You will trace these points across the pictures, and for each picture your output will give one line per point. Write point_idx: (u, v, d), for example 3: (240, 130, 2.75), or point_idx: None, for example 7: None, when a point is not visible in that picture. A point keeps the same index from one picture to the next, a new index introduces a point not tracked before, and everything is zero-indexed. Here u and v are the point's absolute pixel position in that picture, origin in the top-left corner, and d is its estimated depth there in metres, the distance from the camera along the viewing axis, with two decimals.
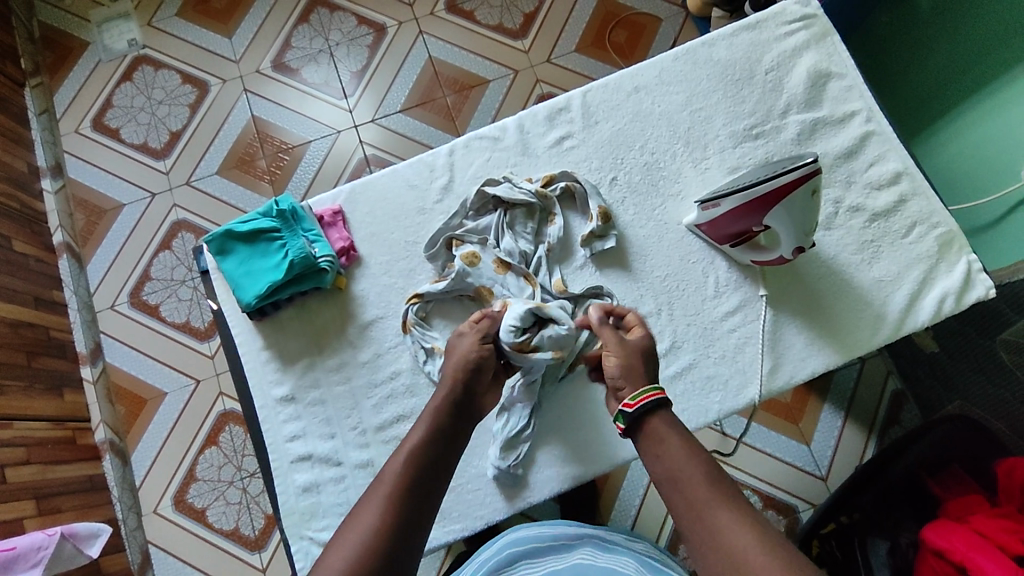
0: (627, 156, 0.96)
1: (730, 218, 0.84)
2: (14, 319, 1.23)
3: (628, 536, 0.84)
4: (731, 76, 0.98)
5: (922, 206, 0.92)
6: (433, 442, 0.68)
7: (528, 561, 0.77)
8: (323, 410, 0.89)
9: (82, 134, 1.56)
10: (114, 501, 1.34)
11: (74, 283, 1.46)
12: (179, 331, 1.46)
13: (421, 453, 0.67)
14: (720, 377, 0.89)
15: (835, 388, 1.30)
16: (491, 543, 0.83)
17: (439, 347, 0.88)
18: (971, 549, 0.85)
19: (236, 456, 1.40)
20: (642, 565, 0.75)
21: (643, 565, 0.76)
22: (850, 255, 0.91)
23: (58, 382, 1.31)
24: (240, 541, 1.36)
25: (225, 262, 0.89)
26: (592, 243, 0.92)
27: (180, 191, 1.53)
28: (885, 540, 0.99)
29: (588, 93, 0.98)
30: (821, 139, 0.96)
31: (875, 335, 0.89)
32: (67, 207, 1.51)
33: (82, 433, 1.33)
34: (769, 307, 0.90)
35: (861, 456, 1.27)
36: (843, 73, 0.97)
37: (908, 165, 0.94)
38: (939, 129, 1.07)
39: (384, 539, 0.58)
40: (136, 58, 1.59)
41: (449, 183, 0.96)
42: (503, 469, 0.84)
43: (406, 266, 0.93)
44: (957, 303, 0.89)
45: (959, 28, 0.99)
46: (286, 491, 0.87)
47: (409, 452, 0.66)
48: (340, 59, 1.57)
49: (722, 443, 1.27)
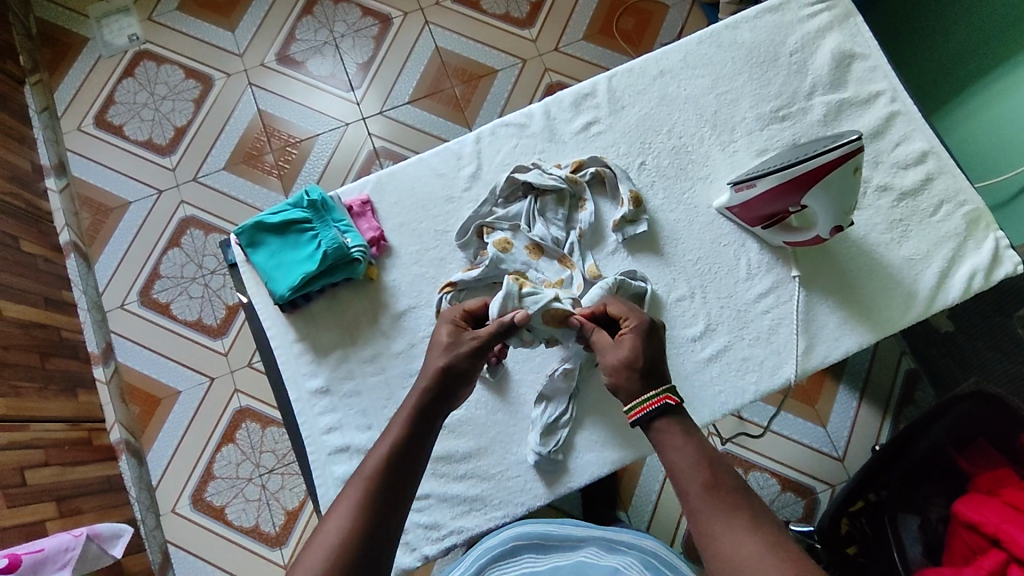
0: (654, 141, 0.96)
1: (765, 200, 0.84)
2: (26, 320, 1.21)
3: (641, 532, 0.84)
4: (756, 59, 0.98)
5: (949, 184, 0.93)
6: (404, 447, 0.65)
7: (534, 557, 0.80)
8: (358, 401, 0.88)
9: (85, 132, 1.53)
10: (132, 501, 1.32)
11: (83, 283, 1.44)
12: (191, 328, 1.44)
13: (398, 453, 0.64)
14: (755, 359, 0.89)
15: (852, 369, 1.32)
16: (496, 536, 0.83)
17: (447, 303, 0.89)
18: (1006, 520, 0.88)
19: (254, 453, 1.39)
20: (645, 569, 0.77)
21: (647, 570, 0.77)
22: (880, 234, 0.92)
23: (71, 382, 1.30)
24: (261, 538, 1.35)
25: (256, 255, 0.88)
26: (623, 228, 0.92)
27: (187, 187, 1.51)
28: (915, 514, 1.01)
29: (613, 78, 0.98)
30: (847, 120, 0.96)
31: (907, 313, 0.90)
32: (72, 206, 1.49)
33: (98, 434, 1.32)
34: (802, 287, 0.91)
35: (878, 436, 1.28)
36: (867, 54, 0.97)
37: (935, 144, 0.94)
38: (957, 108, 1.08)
39: (368, 521, 0.59)
40: (138, 53, 1.57)
41: (476, 170, 0.95)
42: (543, 455, 0.84)
43: (437, 255, 0.92)
44: (986, 279, 0.90)
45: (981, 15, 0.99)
46: (323, 483, 0.87)
47: (402, 425, 0.67)
48: (346, 51, 1.55)
49: (743, 427, 1.28)
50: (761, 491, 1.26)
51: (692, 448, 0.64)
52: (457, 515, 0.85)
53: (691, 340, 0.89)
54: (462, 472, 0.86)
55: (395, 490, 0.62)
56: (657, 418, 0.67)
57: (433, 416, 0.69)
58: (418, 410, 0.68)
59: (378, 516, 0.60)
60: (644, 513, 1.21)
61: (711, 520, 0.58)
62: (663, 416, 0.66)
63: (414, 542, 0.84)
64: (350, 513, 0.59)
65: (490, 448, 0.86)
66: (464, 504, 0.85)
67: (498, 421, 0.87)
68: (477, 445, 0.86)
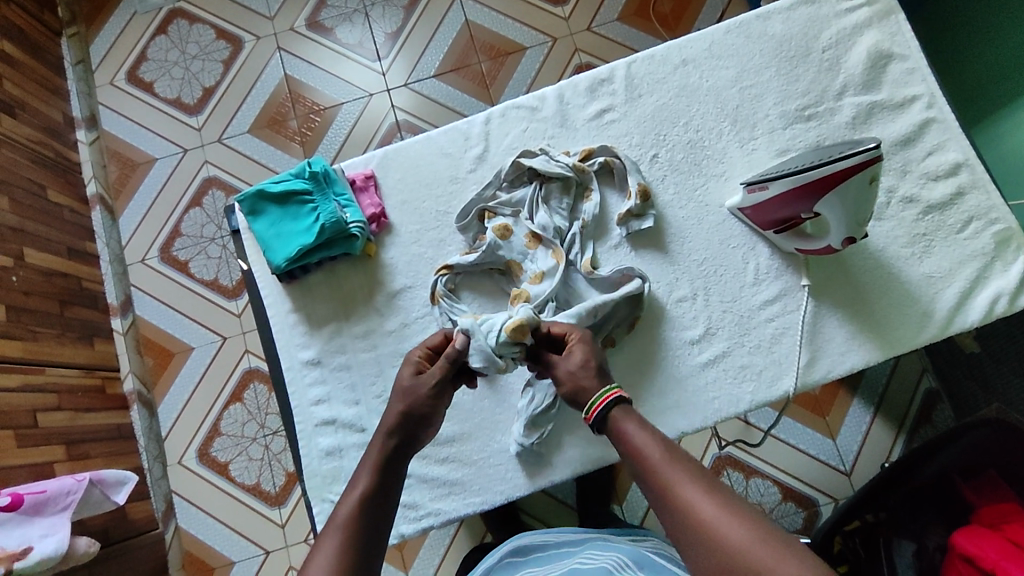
0: (670, 133, 0.92)
1: (777, 203, 0.80)
2: (47, 268, 1.25)
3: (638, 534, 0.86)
4: (786, 53, 0.93)
5: (980, 201, 0.88)
6: (377, 493, 0.62)
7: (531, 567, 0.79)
8: (348, 376, 0.89)
9: (117, 86, 1.56)
10: (140, 450, 1.37)
11: (106, 235, 1.48)
12: (206, 287, 1.47)
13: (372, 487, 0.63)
14: (754, 367, 0.86)
15: (867, 384, 1.27)
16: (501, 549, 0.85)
17: (438, 296, 0.87)
18: (1005, 558, 0.84)
19: (259, 414, 1.42)
20: (637, 561, 0.73)
21: (639, 562, 0.73)
22: (900, 248, 0.87)
23: (89, 331, 1.34)
24: (261, 496, 1.39)
25: (256, 224, 0.88)
26: (628, 222, 0.89)
27: (211, 148, 1.52)
28: (912, 540, 0.98)
29: (633, 64, 0.94)
30: (878, 124, 0.91)
31: (920, 333, 0.85)
32: (100, 159, 1.52)
33: (111, 383, 1.36)
34: (811, 297, 0.87)
35: (887, 454, 1.24)
36: (906, 55, 0.91)
37: (970, 156, 0.88)
38: None
39: (352, 559, 0.56)
40: (172, 11, 1.57)
41: (484, 152, 0.93)
42: (525, 446, 0.83)
43: (436, 236, 0.91)
44: (1010, 304, 0.84)
45: (1017, 21, 0.90)
46: (309, 454, 0.87)
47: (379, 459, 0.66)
48: (375, 19, 1.54)
49: (745, 432, 1.26)
50: (759, 499, 1.24)
51: (647, 430, 0.62)
52: (437, 497, 0.85)
53: (688, 343, 0.87)
54: (445, 456, 0.86)
55: (374, 525, 0.60)
56: (616, 409, 0.65)
57: (404, 458, 0.68)
58: (385, 455, 0.67)
59: (356, 569, 0.56)
60: (636, 510, 1.20)
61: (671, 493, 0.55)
62: (619, 406, 0.65)
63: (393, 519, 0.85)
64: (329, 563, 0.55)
65: (474, 433, 0.86)
66: (445, 487, 0.85)
67: (484, 408, 0.86)
68: (462, 429, 0.86)
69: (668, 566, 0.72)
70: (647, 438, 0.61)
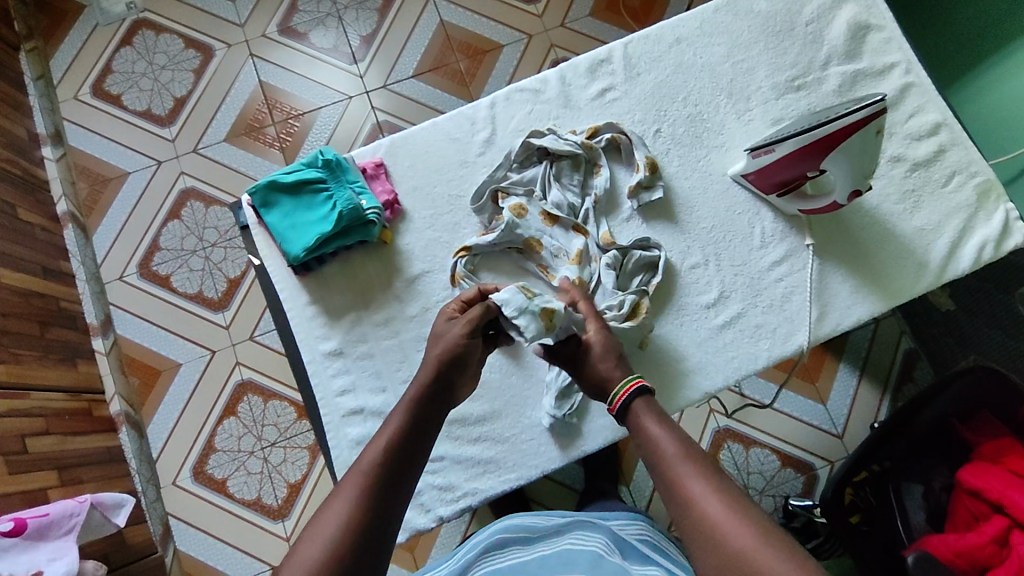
0: (670, 108, 0.96)
1: (784, 164, 0.84)
2: (25, 289, 1.18)
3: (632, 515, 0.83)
4: (772, 28, 0.97)
5: (960, 156, 0.94)
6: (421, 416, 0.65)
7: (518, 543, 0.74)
8: (372, 364, 0.88)
9: (82, 101, 1.50)
10: (133, 473, 1.31)
11: (81, 254, 1.42)
12: (191, 300, 1.43)
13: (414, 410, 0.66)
14: (769, 326, 0.89)
15: (851, 348, 1.32)
16: (488, 531, 0.81)
17: (457, 276, 0.88)
18: (1010, 488, 0.91)
19: (255, 426, 1.38)
20: (625, 553, 0.71)
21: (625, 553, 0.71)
22: (893, 204, 0.92)
23: (71, 352, 1.27)
24: (263, 511, 1.34)
25: (270, 216, 0.87)
26: (639, 194, 0.92)
27: (187, 159, 1.48)
28: (919, 484, 1.01)
29: (629, 44, 0.97)
30: (862, 90, 0.96)
31: (917, 282, 0.91)
32: (69, 176, 1.46)
33: (97, 406, 1.27)
34: (816, 256, 0.91)
35: (876, 414, 1.29)
36: (882, 25, 0.97)
37: (947, 116, 0.95)
38: (951, 93, 1.08)
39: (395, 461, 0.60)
40: (136, 22, 1.53)
41: (491, 136, 0.94)
42: (558, 418, 0.84)
43: (451, 220, 0.92)
44: (996, 250, 0.91)
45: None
46: (336, 446, 0.86)
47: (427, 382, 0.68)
48: (349, 23, 1.53)
49: (746, 402, 1.29)
50: (760, 468, 1.27)
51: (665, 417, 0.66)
52: (471, 477, 0.85)
53: (705, 307, 0.90)
54: (477, 435, 0.86)
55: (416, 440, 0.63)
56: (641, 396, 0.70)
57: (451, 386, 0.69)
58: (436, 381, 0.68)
59: (398, 470, 0.59)
60: (644, 487, 1.21)
61: (683, 496, 0.57)
62: (640, 396, 0.69)
63: (429, 503, 0.84)
64: (340, 523, 0.54)
65: (504, 411, 0.86)
66: (478, 466, 0.85)
67: (512, 385, 0.87)
68: (491, 408, 0.86)
69: (654, 561, 0.70)
70: (662, 429, 0.64)
